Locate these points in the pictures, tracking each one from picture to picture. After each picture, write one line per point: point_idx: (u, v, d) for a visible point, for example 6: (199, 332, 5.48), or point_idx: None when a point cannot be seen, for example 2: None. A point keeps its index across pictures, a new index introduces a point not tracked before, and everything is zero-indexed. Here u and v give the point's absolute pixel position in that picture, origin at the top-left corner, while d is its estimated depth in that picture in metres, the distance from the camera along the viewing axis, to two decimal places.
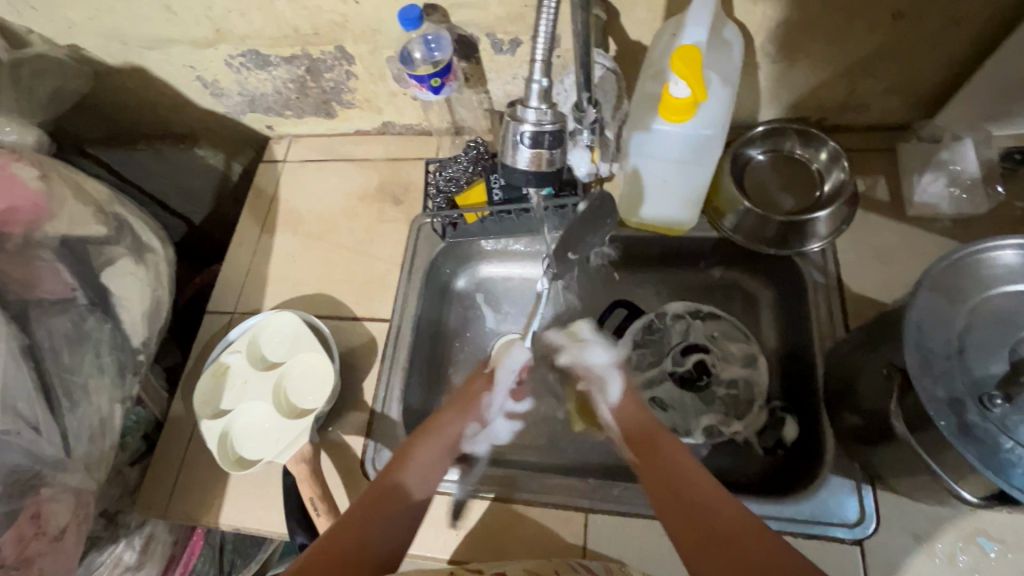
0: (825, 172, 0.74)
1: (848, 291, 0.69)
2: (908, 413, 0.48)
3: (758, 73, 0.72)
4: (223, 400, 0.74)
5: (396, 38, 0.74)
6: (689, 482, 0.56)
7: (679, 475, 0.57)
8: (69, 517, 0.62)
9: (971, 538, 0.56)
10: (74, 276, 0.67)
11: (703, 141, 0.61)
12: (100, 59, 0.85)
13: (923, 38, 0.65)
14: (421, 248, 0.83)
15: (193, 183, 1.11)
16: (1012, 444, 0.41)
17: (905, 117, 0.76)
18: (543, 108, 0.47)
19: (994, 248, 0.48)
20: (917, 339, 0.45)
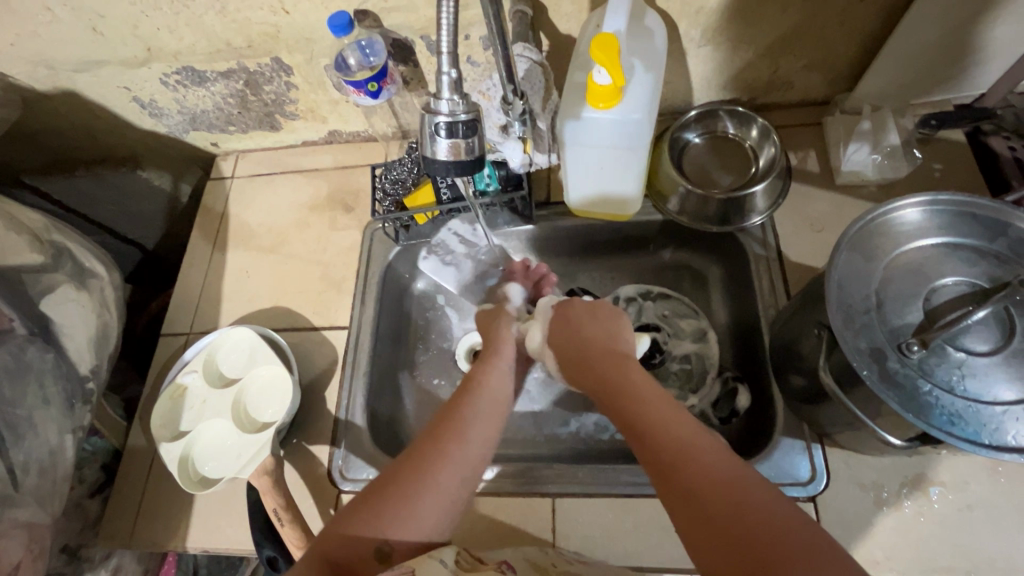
0: (758, 148, 0.77)
1: (787, 261, 0.72)
2: (839, 369, 0.50)
3: (686, 58, 0.75)
4: (182, 421, 0.72)
5: (330, 45, 0.74)
6: (671, 423, 0.47)
7: (656, 412, 0.49)
8: (22, 553, 0.60)
9: (913, 483, 0.59)
10: (11, 307, 0.65)
11: (633, 126, 0.63)
12: (28, 85, 0.83)
13: (834, 15, 0.68)
14: (375, 253, 0.83)
15: (139, 207, 1.09)
16: (929, 387, 0.44)
17: (829, 92, 0.80)
18: (455, 98, 0.46)
19: (900, 207, 0.51)
20: (838, 296, 0.49)
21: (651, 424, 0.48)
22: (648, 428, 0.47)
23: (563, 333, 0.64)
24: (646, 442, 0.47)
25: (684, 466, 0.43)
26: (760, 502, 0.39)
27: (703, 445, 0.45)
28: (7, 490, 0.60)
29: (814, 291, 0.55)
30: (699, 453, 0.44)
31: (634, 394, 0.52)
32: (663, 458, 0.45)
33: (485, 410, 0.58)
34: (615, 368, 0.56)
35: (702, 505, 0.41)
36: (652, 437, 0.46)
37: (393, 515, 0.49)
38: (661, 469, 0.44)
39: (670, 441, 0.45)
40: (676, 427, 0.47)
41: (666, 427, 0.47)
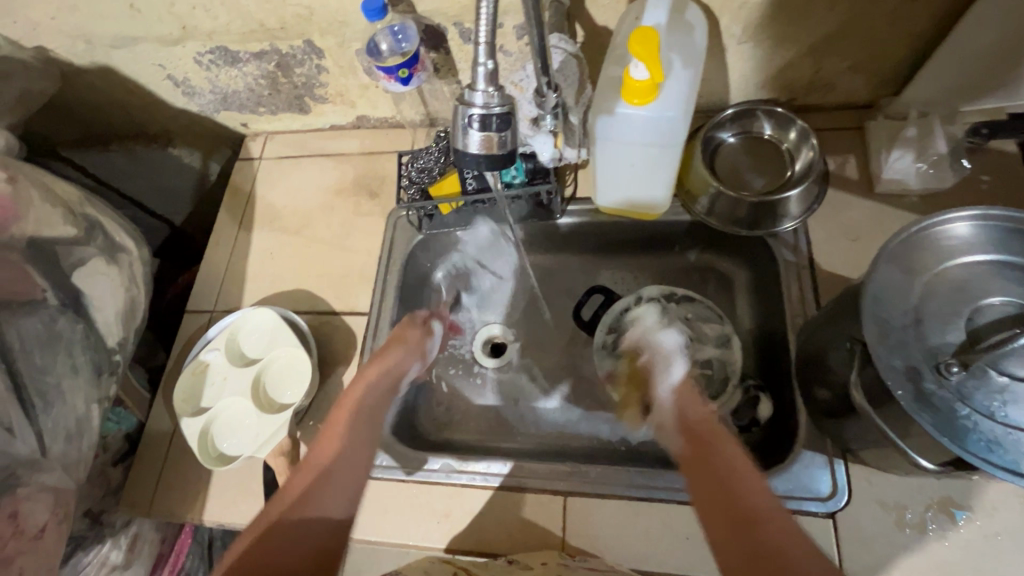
0: (795, 152, 0.74)
1: (819, 270, 0.70)
2: (870, 384, 0.48)
3: (725, 54, 0.73)
4: (203, 397, 0.74)
5: (363, 30, 0.74)
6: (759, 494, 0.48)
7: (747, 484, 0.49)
8: (48, 517, 0.62)
9: (939, 506, 0.57)
10: (44, 277, 0.67)
11: (667, 123, 0.61)
12: (67, 59, 0.85)
13: (885, 13, 0.65)
14: (398, 242, 0.83)
15: (169, 183, 1.10)
16: (968, 411, 0.42)
17: (873, 95, 0.77)
18: (490, 90, 0.46)
19: (949, 220, 0.49)
20: (875, 310, 0.47)
21: (740, 494, 0.48)
22: (736, 498, 0.48)
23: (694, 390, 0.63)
24: (730, 509, 0.47)
25: (769, 549, 0.43)
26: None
27: (791, 530, 0.45)
28: (35, 455, 0.61)
29: (848, 303, 0.53)
30: (787, 538, 0.44)
31: (725, 461, 0.52)
32: (747, 532, 0.45)
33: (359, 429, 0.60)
34: (706, 429, 0.56)
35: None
36: (735, 509, 0.47)
37: (269, 541, 0.48)
38: (740, 543, 0.45)
39: (758, 521, 0.46)
40: (769, 507, 0.47)
41: (757, 504, 0.47)
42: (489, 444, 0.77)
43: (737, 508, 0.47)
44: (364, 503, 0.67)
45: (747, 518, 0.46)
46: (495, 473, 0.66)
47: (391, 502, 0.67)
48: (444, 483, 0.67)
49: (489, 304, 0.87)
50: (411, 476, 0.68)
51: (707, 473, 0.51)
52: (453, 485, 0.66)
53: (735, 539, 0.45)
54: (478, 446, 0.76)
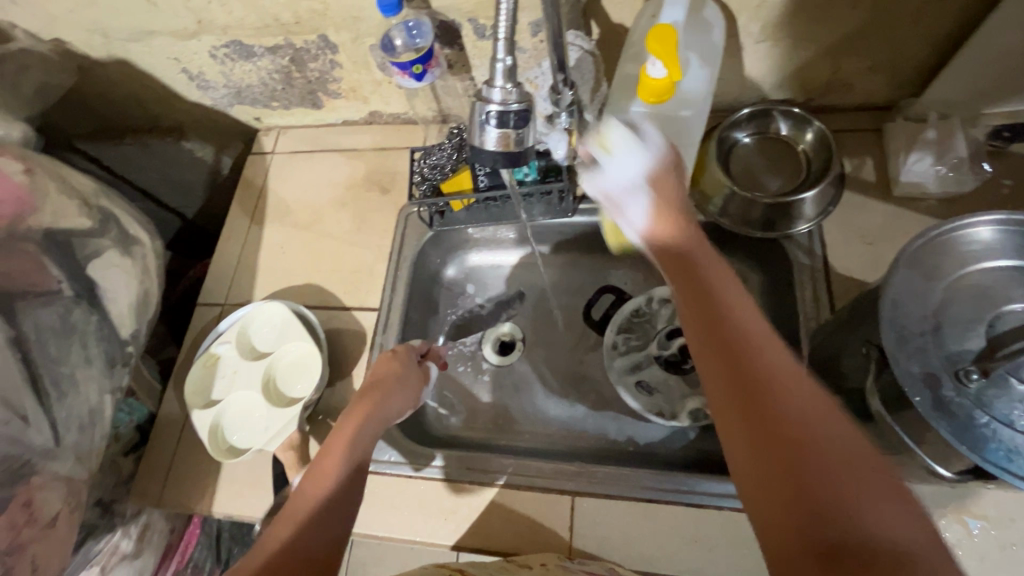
0: (811, 153, 0.73)
1: (834, 273, 0.69)
2: (885, 390, 0.48)
3: (742, 53, 0.72)
4: (214, 390, 0.74)
5: (377, 25, 0.74)
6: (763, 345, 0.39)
7: (775, 364, 0.38)
8: (61, 505, 0.62)
9: (952, 514, 0.56)
10: (59, 268, 0.67)
11: (682, 123, 0.62)
12: (84, 52, 0.85)
13: (907, 13, 0.64)
14: (409, 238, 0.83)
15: (182, 176, 1.11)
16: (987, 419, 0.41)
17: (892, 97, 0.75)
18: (508, 86, 0.46)
19: (971, 224, 0.48)
20: (893, 315, 0.46)
21: (766, 376, 0.37)
22: (761, 382, 0.37)
23: (668, 212, 0.52)
24: (724, 352, 0.40)
25: (802, 446, 0.34)
26: (890, 513, 0.31)
27: (829, 420, 0.35)
28: (49, 444, 0.62)
29: (864, 307, 0.52)
30: (824, 432, 0.34)
31: (747, 334, 0.40)
32: (773, 426, 0.35)
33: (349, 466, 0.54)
34: (709, 270, 0.46)
35: (810, 495, 0.33)
36: (759, 396, 0.37)
37: None
38: (734, 399, 0.38)
39: (790, 412, 0.36)
40: (804, 395, 0.36)
41: (789, 391, 0.37)
42: (496, 442, 0.76)
43: (762, 395, 0.37)
44: (371, 499, 0.67)
45: (773, 407, 0.36)
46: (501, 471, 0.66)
47: (398, 499, 0.67)
48: (451, 480, 0.67)
49: (484, 287, 0.88)
50: (418, 472, 0.68)
51: (724, 351, 0.40)
52: (460, 483, 0.66)
53: (756, 430, 0.36)
54: (486, 444, 0.76)
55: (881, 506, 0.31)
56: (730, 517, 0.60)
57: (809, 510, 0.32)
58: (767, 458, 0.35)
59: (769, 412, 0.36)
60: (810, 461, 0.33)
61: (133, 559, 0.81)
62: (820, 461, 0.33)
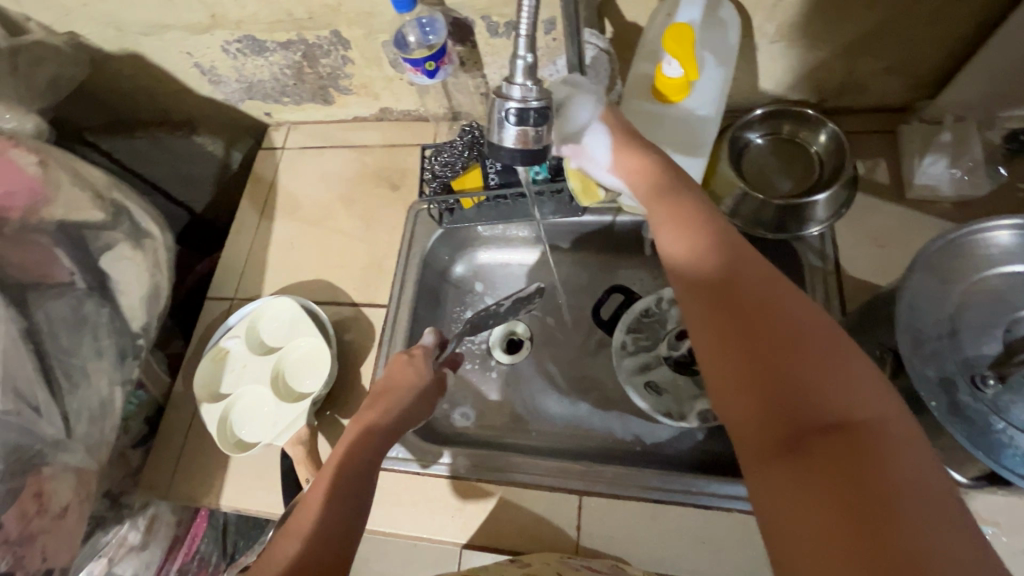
0: (824, 155, 0.73)
1: (846, 275, 0.68)
2: (900, 394, 0.48)
3: (756, 53, 0.71)
4: (222, 384, 0.74)
5: (390, 21, 0.74)
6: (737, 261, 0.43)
7: (747, 272, 0.42)
8: (71, 496, 0.63)
9: None
10: (72, 261, 0.68)
11: (698, 123, 0.61)
12: (98, 45, 0.85)
13: (924, 15, 0.63)
14: (418, 234, 0.83)
15: (192, 171, 1.11)
16: (1003, 425, 0.41)
17: (907, 99, 0.75)
18: (529, 83, 0.46)
19: (990, 228, 0.48)
20: (909, 319, 0.45)
21: (738, 279, 0.41)
22: (732, 287, 0.41)
23: (625, 144, 0.55)
24: (705, 272, 0.43)
25: (773, 337, 0.38)
26: (851, 387, 0.35)
27: (798, 312, 0.39)
28: (60, 435, 0.62)
29: (878, 310, 0.52)
30: (792, 322, 0.38)
31: (723, 247, 0.44)
32: (745, 326, 0.39)
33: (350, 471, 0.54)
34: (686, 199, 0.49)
35: (780, 381, 0.36)
36: (731, 301, 0.41)
37: None
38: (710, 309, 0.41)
39: (759, 308, 0.39)
40: (774, 294, 0.40)
41: (760, 291, 0.40)
42: (503, 440, 0.76)
43: (733, 300, 0.41)
44: (378, 495, 0.67)
45: (747, 308, 0.40)
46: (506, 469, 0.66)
47: (405, 496, 0.67)
48: (458, 478, 0.67)
49: (494, 287, 0.88)
50: (425, 469, 0.68)
51: (700, 268, 0.44)
52: (467, 480, 0.66)
53: (727, 326, 0.40)
54: (493, 442, 0.76)
55: (844, 382, 0.35)
56: (739, 519, 0.60)
57: (775, 389, 0.36)
58: (739, 354, 0.39)
59: (740, 318, 0.39)
60: (777, 349, 0.37)
61: (140, 550, 0.81)
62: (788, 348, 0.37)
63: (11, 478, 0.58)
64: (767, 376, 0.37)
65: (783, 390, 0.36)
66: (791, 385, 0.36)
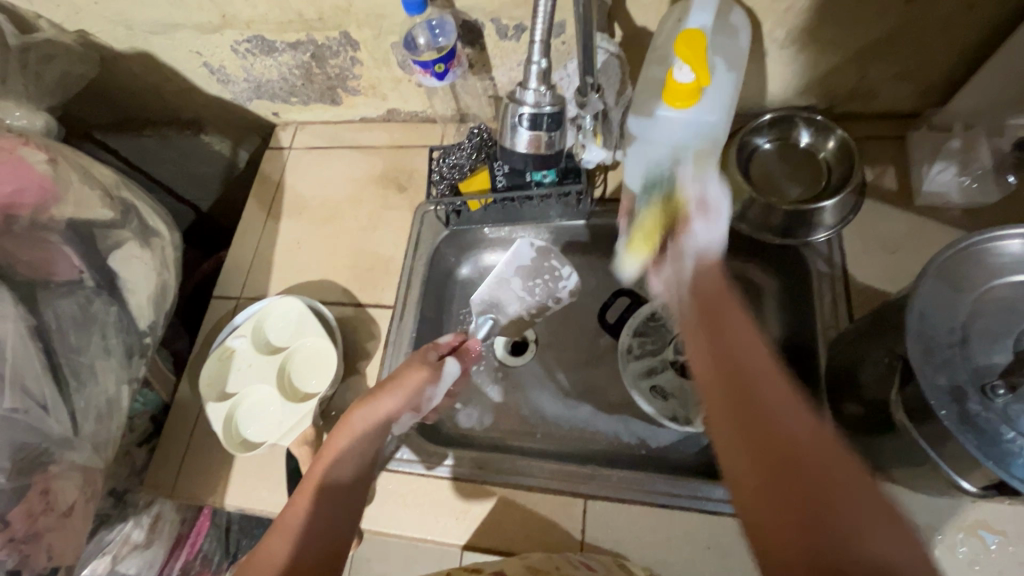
0: (832, 161, 0.73)
1: (853, 281, 0.68)
2: (909, 402, 0.47)
3: (766, 59, 0.71)
4: (229, 382, 0.75)
5: (401, 23, 0.74)
6: (764, 369, 0.40)
7: (770, 383, 0.39)
8: (76, 495, 0.63)
9: (969, 528, 0.56)
10: (81, 259, 0.68)
11: (708, 128, 0.61)
12: (108, 44, 0.86)
13: (934, 22, 0.63)
14: (425, 235, 0.83)
15: (198, 170, 1.12)
16: (1013, 435, 0.41)
17: (915, 106, 0.75)
18: (542, 89, 0.48)
19: (1001, 237, 0.48)
20: (920, 328, 0.45)
21: (760, 390, 0.39)
22: (753, 404, 0.38)
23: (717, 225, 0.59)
24: (723, 374, 0.41)
25: (795, 458, 0.35)
26: (880, 528, 0.31)
27: (822, 437, 0.35)
28: (67, 434, 0.62)
29: (887, 316, 0.52)
30: (823, 450, 0.35)
31: (746, 353, 0.41)
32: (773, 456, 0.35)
33: (353, 457, 0.57)
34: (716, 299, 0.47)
35: (800, 508, 0.33)
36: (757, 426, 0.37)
37: None
38: (728, 419, 0.39)
39: (785, 435, 0.36)
40: (795, 417, 0.37)
41: (783, 412, 0.37)
42: (508, 442, 0.76)
43: (756, 423, 0.37)
44: (383, 496, 0.67)
45: (771, 435, 0.36)
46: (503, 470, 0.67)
47: (409, 497, 0.67)
48: (463, 480, 0.67)
49: (529, 288, 0.84)
50: (431, 470, 0.68)
51: (722, 381, 0.40)
52: (472, 481, 0.66)
53: (750, 442, 0.37)
54: (498, 444, 0.76)
55: (875, 525, 0.31)
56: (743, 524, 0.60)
57: (799, 522, 0.33)
58: (769, 488, 0.35)
59: (762, 435, 0.37)
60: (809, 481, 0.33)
61: (143, 549, 0.82)
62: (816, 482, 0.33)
63: (18, 476, 0.58)
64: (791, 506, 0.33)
65: (806, 522, 0.32)
66: (816, 518, 0.32)
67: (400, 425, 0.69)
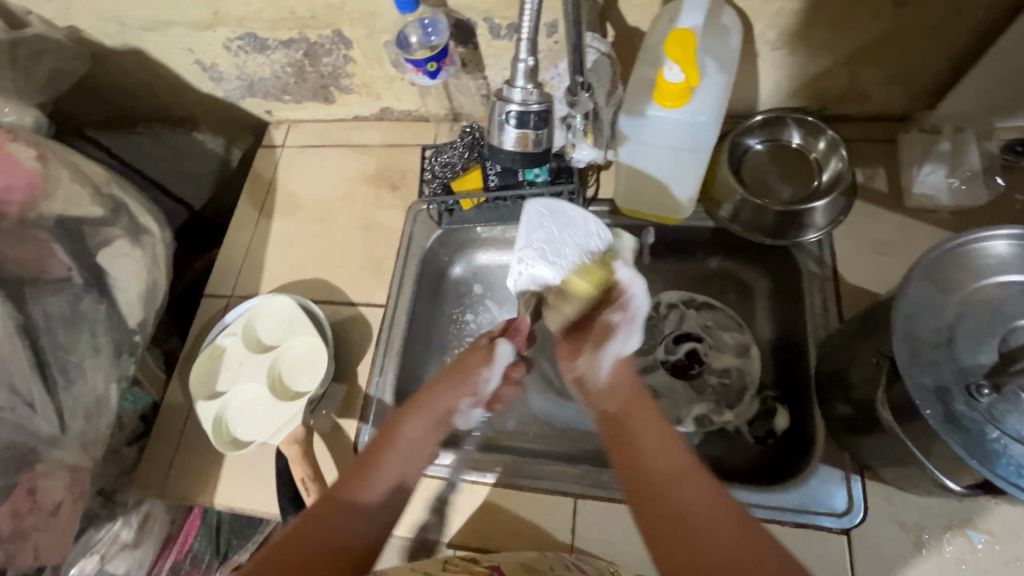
0: (823, 162, 0.73)
1: (843, 282, 0.69)
2: (897, 402, 0.48)
3: (758, 60, 0.71)
4: (218, 381, 0.74)
5: (393, 22, 0.74)
6: (681, 483, 0.47)
7: (689, 492, 0.47)
8: (64, 493, 0.62)
9: (957, 528, 0.56)
10: (69, 256, 0.67)
11: (698, 128, 0.62)
12: (99, 41, 0.85)
13: (925, 25, 0.64)
14: (418, 235, 0.83)
15: (191, 167, 1.11)
16: (998, 435, 0.41)
17: (906, 108, 0.75)
18: (529, 88, 0.49)
19: (987, 238, 0.48)
20: (906, 328, 0.46)
21: (686, 512, 0.45)
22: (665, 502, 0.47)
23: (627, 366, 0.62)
24: (660, 510, 0.47)
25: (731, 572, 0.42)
26: None
27: (723, 522, 0.44)
28: (55, 433, 0.62)
29: (875, 316, 0.52)
30: (732, 544, 0.43)
31: (676, 488, 0.47)
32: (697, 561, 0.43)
33: (398, 471, 0.57)
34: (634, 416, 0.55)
35: None
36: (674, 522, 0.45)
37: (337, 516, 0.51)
38: (665, 537, 0.45)
39: (709, 549, 0.43)
40: (704, 512, 0.45)
41: (696, 515, 0.45)
42: (500, 442, 0.76)
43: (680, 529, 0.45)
44: None
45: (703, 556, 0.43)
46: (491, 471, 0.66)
47: None
48: (453, 478, 0.66)
49: (559, 253, 0.69)
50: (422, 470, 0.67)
51: (649, 497, 0.48)
52: (462, 482, 0.66)
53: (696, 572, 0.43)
54: (489, 444, 0.76)
55: None
56: None
57: None
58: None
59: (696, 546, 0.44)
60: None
61: (133, 548, 0.81)
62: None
63: (6, 474, 0.59)
64: None
65: None
66: None
67: (466, 420, 0.69)
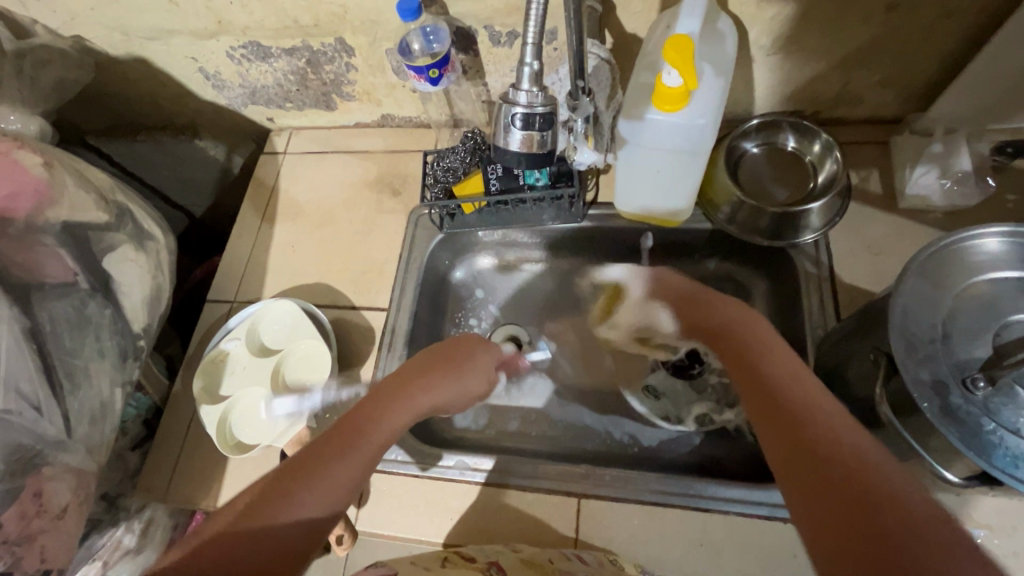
0: (818, 164, 0.74)
1: (840, 282, 0.70)
2: (893, 397, 0.49)
3: (753, 66, 0.73)
4: (222, 385, 0.75)
5: (395, 29, 0.75)
6: (807, 390, 0.45)
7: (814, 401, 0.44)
8: (70, 497, 0.62)
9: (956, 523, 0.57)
10: (75, 261, 0.68)
11: (698, 130, 0.63)
12: (103, 50, 0.86)
13: (915, 30, 0.65)
14: (419, 239, 0.84)
15: (192, 175, 1.12)
16: (993, 426, 0.42)
17: (898, 111, 0.77)
18: (534, 90, 0.50)
19: (979, 235, 0.49)
20: (903, 323, 0.47)
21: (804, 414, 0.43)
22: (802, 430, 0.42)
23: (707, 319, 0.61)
24: (777, 407, 0.44)
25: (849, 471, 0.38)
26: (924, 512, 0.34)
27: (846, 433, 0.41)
28: (61, 436, 0.62)
29: (869, 314, 0.53)
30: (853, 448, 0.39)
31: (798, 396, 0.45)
32: (824, 459, 0.39)
33: (362, 457, 0.48)
34: (749, 342, 0.53)
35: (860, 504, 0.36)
36: (794, 423, 0.42)
37: (281, 501, 0.42)
38: (782, 430, 0.43)
39: (830, 439, 0.40)
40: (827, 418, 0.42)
41: (819, 418, 0.42)
42: (502, 444, 0.77)
43: (798, 426, 0.42)
44: (376, 498, 0.68)
45: (822, 447, 0.40)
46: (483, 468, 0.67)
47: (404, 498, 0.67)
48: (458, 480, 0.67)
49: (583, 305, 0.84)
50: (425, 472, 0.68)
51: (772, 402, 0.45)
52: (466, 482, 0.67)
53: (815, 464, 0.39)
54: (491, 445, 0.76)
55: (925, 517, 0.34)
56: (734, 522, 0.60)
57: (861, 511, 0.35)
58: (827, 516, 0.37)
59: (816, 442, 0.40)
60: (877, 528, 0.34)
61: None
62: (879, 504, 0.35)
63: (11, 477, 0.58)
64: (855, 493, 0.36)
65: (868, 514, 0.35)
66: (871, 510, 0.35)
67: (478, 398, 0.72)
